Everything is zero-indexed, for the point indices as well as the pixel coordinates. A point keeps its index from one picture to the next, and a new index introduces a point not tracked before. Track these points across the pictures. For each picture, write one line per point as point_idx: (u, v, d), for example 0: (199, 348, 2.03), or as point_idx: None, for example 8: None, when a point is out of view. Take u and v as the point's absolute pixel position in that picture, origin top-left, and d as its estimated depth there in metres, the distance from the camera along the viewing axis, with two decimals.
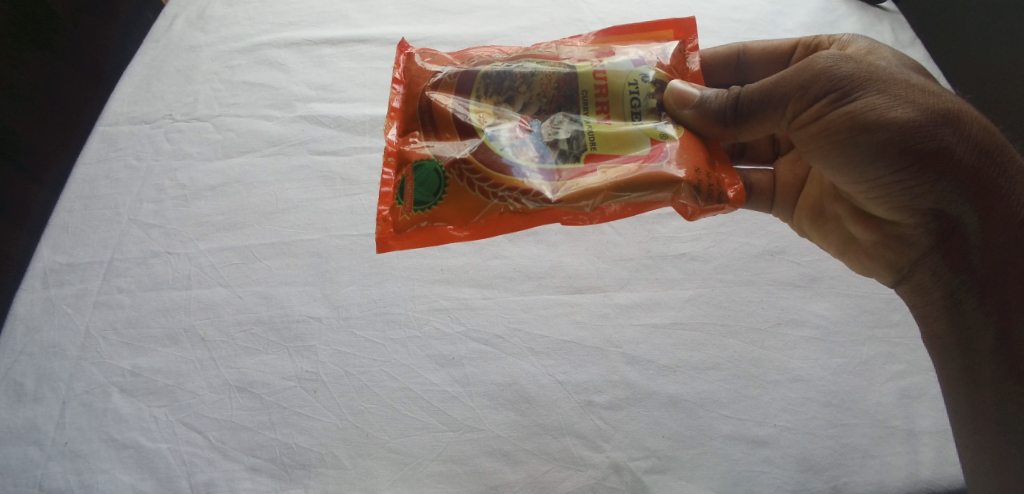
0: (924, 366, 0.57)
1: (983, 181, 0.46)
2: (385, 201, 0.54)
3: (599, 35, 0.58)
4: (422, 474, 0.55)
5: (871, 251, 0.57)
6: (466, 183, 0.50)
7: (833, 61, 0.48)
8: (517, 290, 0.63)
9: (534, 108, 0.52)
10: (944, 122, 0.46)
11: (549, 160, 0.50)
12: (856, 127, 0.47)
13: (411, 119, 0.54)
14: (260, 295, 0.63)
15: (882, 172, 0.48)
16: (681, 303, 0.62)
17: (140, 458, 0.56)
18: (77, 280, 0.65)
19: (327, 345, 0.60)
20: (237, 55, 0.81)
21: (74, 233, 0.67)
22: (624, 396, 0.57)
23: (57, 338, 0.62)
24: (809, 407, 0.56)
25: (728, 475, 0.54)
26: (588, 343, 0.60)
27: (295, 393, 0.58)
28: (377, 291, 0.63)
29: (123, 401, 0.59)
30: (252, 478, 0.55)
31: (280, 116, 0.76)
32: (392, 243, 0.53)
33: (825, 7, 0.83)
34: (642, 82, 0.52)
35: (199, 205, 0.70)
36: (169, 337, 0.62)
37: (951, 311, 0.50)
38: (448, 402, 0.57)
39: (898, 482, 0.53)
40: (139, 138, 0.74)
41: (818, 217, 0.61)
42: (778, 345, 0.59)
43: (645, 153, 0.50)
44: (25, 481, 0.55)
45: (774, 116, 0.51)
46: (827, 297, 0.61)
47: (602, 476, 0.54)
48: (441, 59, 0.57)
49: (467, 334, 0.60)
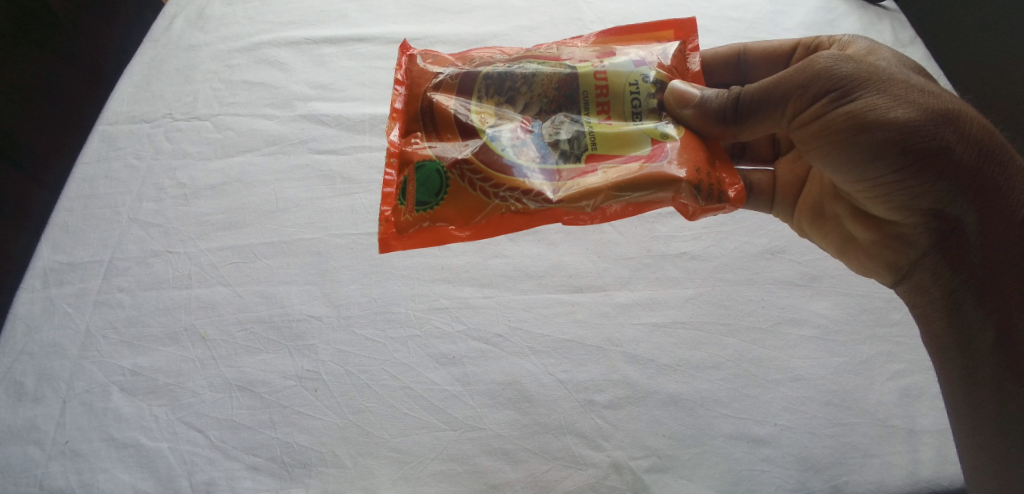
0: (924, 365, 0.57)
1: (983, 181, 0.46)
2: (387, 201, 0.54)
3: (600, 35, 0.58)
4: (422, 473, 0.55)
5: (871, 250, 0.57)
6: (467, 183, 0.50)
7: (833, 61, 0.48)
8: (517, 289, 0.63)
9: (535, 109, 0.52)
10: (944, 122, 0.46)
11: (550, 160, 0.50)
12: (857, 126, 0.47)
13: (412, 120, 0.54)
14: (260, 294, 0.63)
15: (882, 172, 0.48)
16: (681, 302, 0.62)
17: (140, 458, 0.56)
18: (77, 280, 0.65)
19: (327, 344, 0.60)
20: (237, 54, 0.81)
21: (74, 232, 0.67)
22: (624, 395, 0.57)
23: (57, 338, 0.61)
24: (809, 406, 0.56)
25: (728, 473, 0.54)
26: (588, 342, 0.60)
27: (295, 392, 0.58)
28: (377, 290, 0.63)
29: (124, 400, 0.59)
30: (252, 477, 0.55)
31: (280, 115, 0.76)
32: (394, 243, 0.53)
33: (825, 6, 0.83)
34: (643, 83, 0.52)
35: (198, 205, 0.69)
36: (169, 336, 0.62)
37: (951, 311, 0.50)
38: (448, 401, 0.57)
39: (898, 481, 0.53)
40: (139, 137, 0.74)
41: (818, 216, 0.61)
42: (778, 344, 0.59)
43: (646, 153, 0.50)
44: (25, 480, 0.55)
45: (774, 116, 0.51)
46: (827, 296, 0.61)
47: (602, 475, 0.54)
48: (442, 60, 0.57)
49: (467, 333, 0.60)
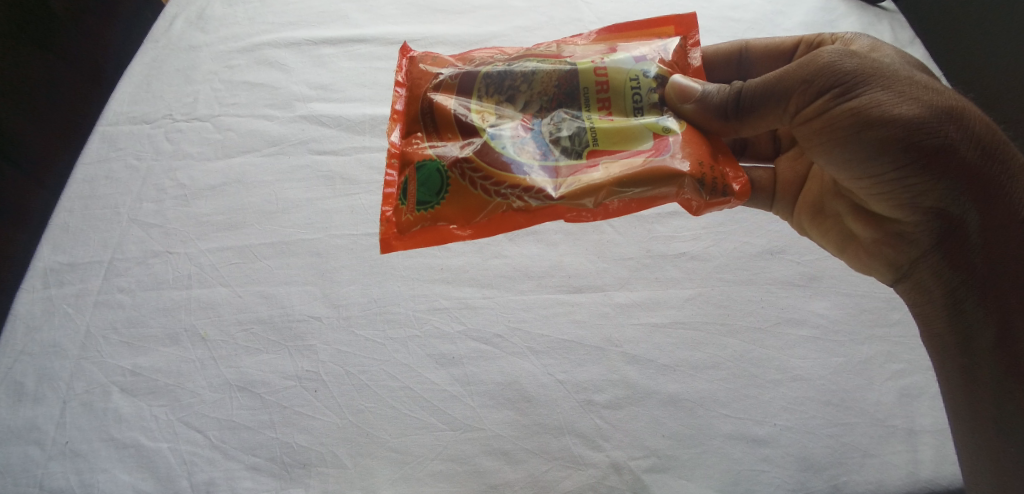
0: (924, 365, 0.57)
1: (983, 181, 0.46)
2: (388, 202, 0.54)
3: (600, 33, 0.58)
4: (422, 473, 0.55)
5: (871, 248, 0.57)
6: (467, 182, 0.50)
7: (837, 56, 0.48)
8: (517, 289, 0.63)
9: (536, 106, 0.52)
10: (947, 120, 0.46)
11: (551, 157, 0.50)
12: (859, 123, 0.47)
13: (413, 121, 0.54)
14: (260, 295, 0.63)
15: (883, 168, 0.48)
16: (681, 303, 0.62)
17: (140, 458, 0.56)
18: (77, 280, 0.65)
19: (327, 345, 0.60)
20: (238, 55, 0.81)
21: (74, 233, 0.67)
22: (624, 395, 0.57)
23: (57, 338, 0.62)
24: (809, 406, 0.56)
25: (728, 474, 0.54)
26: (587, 342, 0.60)
27: (295, 393, 0.58)
28: (377, 290, 0.63)
29: (124, 401, 0.59)
30: (252, 478, 0.55)
31: (280, 115, 0.76)
32: (395, 243, 0.53)
33: (825, 7, 0.83)
34: (643, 78, 0.52)
35: (199, 205, 0.70)
36: (169, 337, 0.62)
37: (951, 310, 0.49)
38: (448, 401, 0.57)
39: (898, 481, 0.53)
40: (139, 138, 0.74)
41: (818, 214, 0.61)
42: (777, 345, 0.59)
43: (648, 148, 0.50)
44: (25, 481, 0.55)
45: (775, 112, 0.52)
46: (827, 296, 0.61)
47: (602, 476, 0.54)
48: (442, 60, 0.57)
49: (467, 333, 0.61)
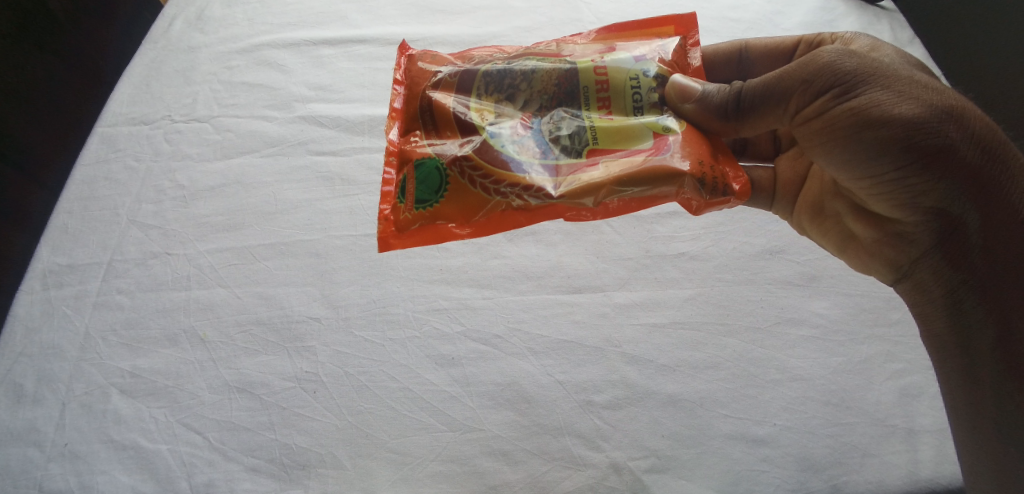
0: (923, 365, 0.57)
1: (983, 182, 0.46)
2: (387, 200, 0.54)
3: (600, 32, 0.58)
4: (422, 474, 0.55)
5: (871, 248, 0.57)
6: (467, 180, 0.50)
7: (837, 56, 0.48)
8: (517, 290, 0.63)
9: (535, 105, 0.52)
10: (947, 119, 0.46)
11: (551, 156, 0.50)
12: (859, 122, 0.47)
13: (412, 119, 0.54)
14: (260, 296, 0.63)
15: (883, 168, 0.48)
16: (680, 303, 0.62)
17: (140, 459, 0.56)
18: (77, 281, 0.65)
19: (327, 345, 0.60)
20: (237, 56, 0.81)
21: (74, 234, 0.67)
22: (624, 396, 0.57)
23: (56, 340, 0.62)
24: (809, 406, 0.56)
25: (728, 474, 0.54)
26: (587, 343, 0.60)
27: (295, 394, 0.58)
28: (377, 291, 0.63)
29: (124, 402, 0.59)
30: (252, 479, 0.55)
31: (280, 116, 0.76)
32: (394, 242, 0.53)
33: (824, 6, 0.83)
34: (643, 78, 0.52)
35: (198, 206, 0.70)
36: (169, 338, 0.62)
37: (951, 310, 0.49)
38: (447, 402, 0.57)
39: (898, 481, 0.53)
40: (139, 138, 0.74)
41: (818, 214, 0.61)
42: (777, 345, 0.59)
43: (648, 147, 0.50)
44: (25, 482, 0.55)
45: (775, 112, 0.51)
46: (827, 296, 0.61)
47: (601, 476, 0.54)
48: (441, 59, 0.57)
49: (466, 334, 0.60)
